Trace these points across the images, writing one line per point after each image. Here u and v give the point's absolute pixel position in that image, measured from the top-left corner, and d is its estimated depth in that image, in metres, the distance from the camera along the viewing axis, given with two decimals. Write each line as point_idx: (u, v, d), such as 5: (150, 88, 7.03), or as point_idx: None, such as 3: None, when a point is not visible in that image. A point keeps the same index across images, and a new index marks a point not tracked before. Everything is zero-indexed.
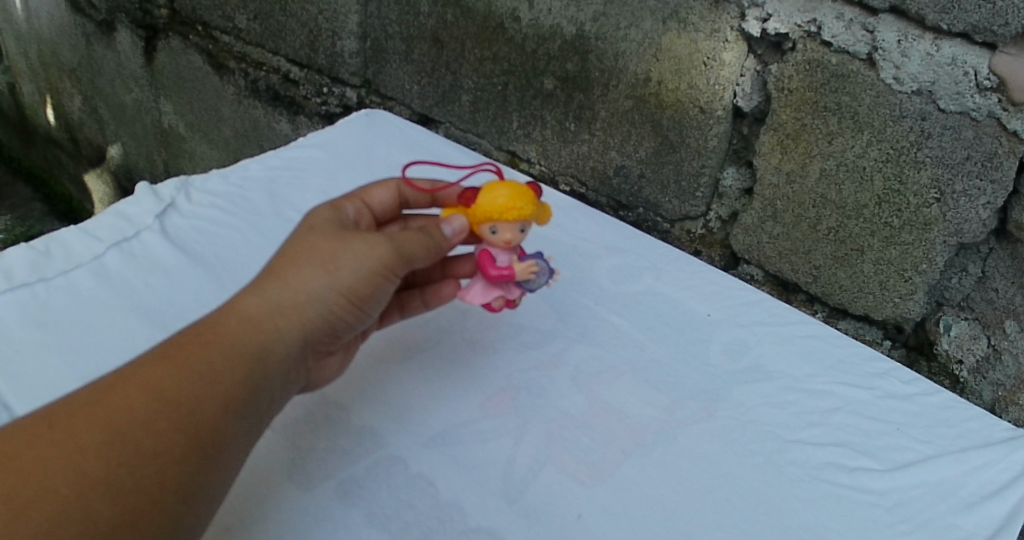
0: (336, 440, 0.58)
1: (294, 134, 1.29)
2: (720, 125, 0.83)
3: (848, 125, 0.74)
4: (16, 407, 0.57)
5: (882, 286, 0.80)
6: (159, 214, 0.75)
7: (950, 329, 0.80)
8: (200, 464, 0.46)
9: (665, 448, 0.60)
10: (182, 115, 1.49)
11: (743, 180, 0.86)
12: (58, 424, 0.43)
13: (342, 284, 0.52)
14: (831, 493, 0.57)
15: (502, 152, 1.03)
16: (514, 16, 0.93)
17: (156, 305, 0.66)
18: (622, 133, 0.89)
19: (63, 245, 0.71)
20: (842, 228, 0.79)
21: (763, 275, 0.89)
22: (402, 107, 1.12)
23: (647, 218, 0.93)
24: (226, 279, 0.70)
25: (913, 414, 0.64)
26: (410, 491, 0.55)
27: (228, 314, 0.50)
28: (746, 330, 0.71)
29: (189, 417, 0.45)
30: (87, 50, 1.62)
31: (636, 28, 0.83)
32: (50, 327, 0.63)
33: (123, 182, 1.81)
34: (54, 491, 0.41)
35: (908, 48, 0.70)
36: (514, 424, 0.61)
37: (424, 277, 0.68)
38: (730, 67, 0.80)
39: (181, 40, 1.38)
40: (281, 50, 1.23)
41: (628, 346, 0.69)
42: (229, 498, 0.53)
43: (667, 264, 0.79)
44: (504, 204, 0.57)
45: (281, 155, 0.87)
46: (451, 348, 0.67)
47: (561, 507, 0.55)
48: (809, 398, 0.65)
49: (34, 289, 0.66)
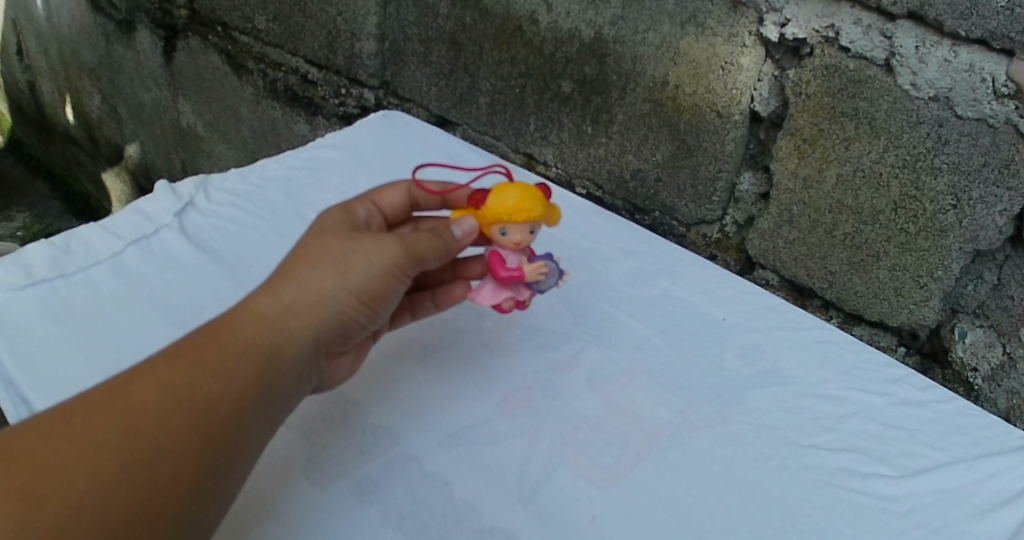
0: (351, 438, 0.59)
1: (311, 135, 1.30)
2: (737, 130, 0.83)
3: (865, 131, 0.74)
4: (33, 400, 0.58)
5: (897, 293, 0.80)
6: (178, 212, 0.76)
7: (965, 336, 0.79)
8: (214, 460, 0.46)
9: (679, 451, 0.60)
10: (201, 115, 1.50)
11: (759, 185, 0.86)
12: (74, 419, 0.44)
13: (355, 284, 0.53)
14: (845, 498, 0.57)
15: (519, 154, 1.03)
16: (532, 19, 0.93)
17: (174, 303, 0.67)
18: (639, 136, 0.89)
19: (83, 242, 0.72)
20: (858, 234, 0.79)
21: (779, 279, 0.89)
22: (420, 109, 1.13)
23: (663, 222, 0.93)
24: (243, 277, 0.71)
25: (927, 421, 0.64)
26: (425, 490, 0.55)
27: (241, 313, 0.51)
28: (761, 335, 0.71)
29: (202, 415, 0.46)
30: (107, 50, 1.64)
31: (655, 32, 0.83)
32: (69, 323, 0.64)
33: (141, 181, 1.84)
34: (70, 486, 0.42)
35: (926, 54, 0.69)
36: (529, 425, 0.61)
37: (436, 278, 0.68)
38: (748, 72, 0.80)
39: (201, 41, 1.40)
40: (299, 51, 1.24)
41: (643, 350, 0.69)
42: (244, 496, 0.54)
43: (682, 267, 0.79)
44: (514, 205, 0.58)
45: (300, 156, 0.88)
46: (466, 348, 0.68)
47: (574, 508, 0.55)
48: (824, 404, 0.65)
49: (53, 286, 0.67)
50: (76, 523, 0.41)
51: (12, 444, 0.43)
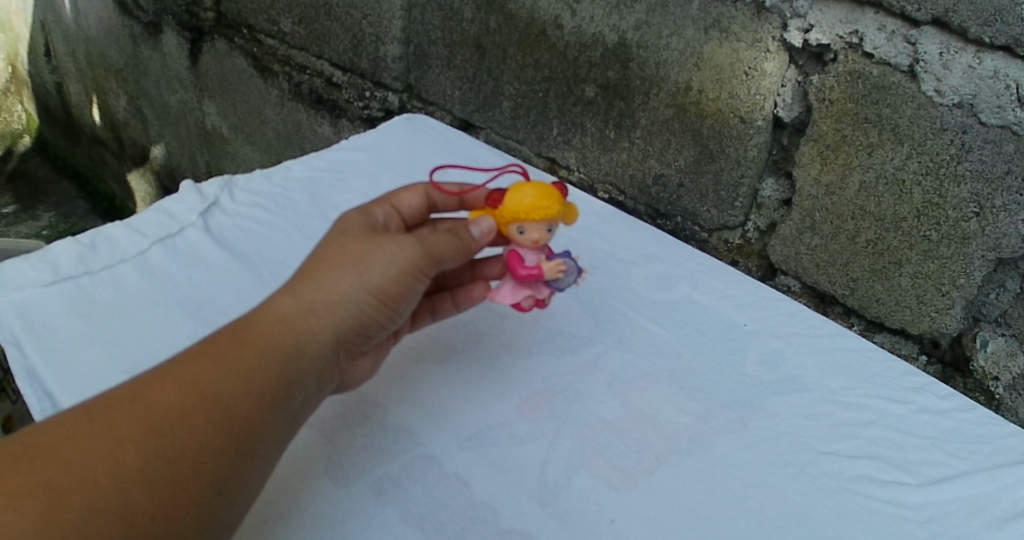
0: (372, 437, 0.60)
1: (335, 137, 1.31)
2: (760, 135, 0.83)
3: (888, 137, 0.74)
4: (58, 395, 0.59)
5: (919, 300, 0.79)
6: (203, 212, 0.77)
7: (987, 345, 0.78)
8: (236, 458, 0.47)
9: (699, 456, 0.60)
10: (226, 117, 1.53)
11: (782, 191, 0.85)
12: (98, 417, 0.45)
13: (373, 285, 0.53)
14: (865, 506, 0.57)
15: (542, 159, 1.04)
16: (556, 24, 0.94)
17: (198, 300, 0.68)
18: (661, 142, 0.89)
19: (109, 240, 0.74)
20: (881, 241, 0.78)
21: (801, 286, 0.88)
22: (444, 113, 1.14)
23: (685, 227, 0.93)
24: (267, 276, 0.72)
25: (948, 429, 0.63)
26: (445, 490, 0.56)
27: (263, 313, 0.51)
28: (782, 341, 0.71)
29: (224, 414, 0.47)
30: (135, 52, 1.67)
31: (678, 37, 0.83)
32: (95, 319, 0.65)
33: (166, 181, 1.86)
34: (93, 481, 0.43)
35: (950, 60, 0.69)
36: (549, 427, 0.61)
37: (455, 280, 0.69)
38: (771, 77, 0.80)
39: (227, 43, 1.42)
40: (324, 54, 1.26)
41: (664, 354, 0.69)
42: (266, 493, 0.55)
43: (704, 273, 0.79)
44: (531, 204, 0.58)
45: (324, 157, 0.89)
46: (486, 350, 0.68)
47: (593, 510, 0.55)
48: (843, 410, 0.64)
49: (80, 282, 0.68)
50: (100, 517, 0.42)
51: (38, 438, 0.44)
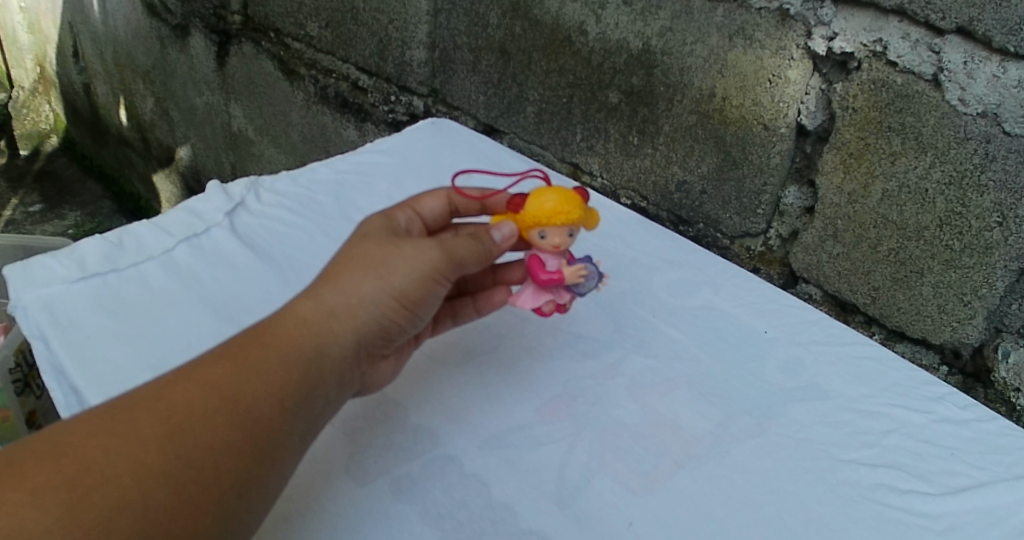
0: (393, 437, 0.61)
1: (360, 140, 1.33)
2: (783, 143, 0.83)
3: (911, 146, 0.74)
4: (83, 390, 0.60)
5: (941, 310, 0.78)
6: (229, 212, 0.79)
7: (1008, 356, 0.78)
8: (257, 459, 0.48)
9: (718, 462, 0.60)
10: (252, 119, 1.55)
11: (805, 199, 0.85)
12: (121, 417, 0.46)
13: (395, 288, 0.54)
14: (883, 515, 0.57)
15: (565, 164, 1.04)
16: (581, 30, 0.94)
17: (223, 299, 0.70)
18: (685, 148, 0.90)
19: (135, 238, 0.76)
20: (903, 250, 0.78)
21: (822, 294, 0.88)
22: (468, 117, 1.15)
23: (707, 234, 0.93)
24: (291, 276, 0.73)
25: (968, 439, 0.63)
26: (464, 490, 0.57)
27: (285, 316, 0.52)
28: (804, 349, 0.71)
29: (245, 416, 0.48)
30: (163, 54, 1.71)
31: (703, 44, 0.84)
32: (121, 316, 0.67)
33: (191, 182, 1.89)
34: (116, 479, 0.44)
35: (974, 70, 0.69)
36: (569, 430, 0.62)
37: (476, 284, 0.70)
38: (795, 85, 0.80)
39: (254, 47, 1.45)
40: (350, 58, 1.28)
41: (684, 360, 0.69)
42: (288, 491, 0.56)
43: (726, 280, 0.79)
44: (553, 208, 0.59)
45: (349, 160, 0.90)
46: (507, 352, 0.69)
47: (611, 514, 0.56)
48: (863, 419, 0.64)
49: (106, 279, 0.70)
50: (119, 515, 0.43)
51: (65, 437, 0.45)
